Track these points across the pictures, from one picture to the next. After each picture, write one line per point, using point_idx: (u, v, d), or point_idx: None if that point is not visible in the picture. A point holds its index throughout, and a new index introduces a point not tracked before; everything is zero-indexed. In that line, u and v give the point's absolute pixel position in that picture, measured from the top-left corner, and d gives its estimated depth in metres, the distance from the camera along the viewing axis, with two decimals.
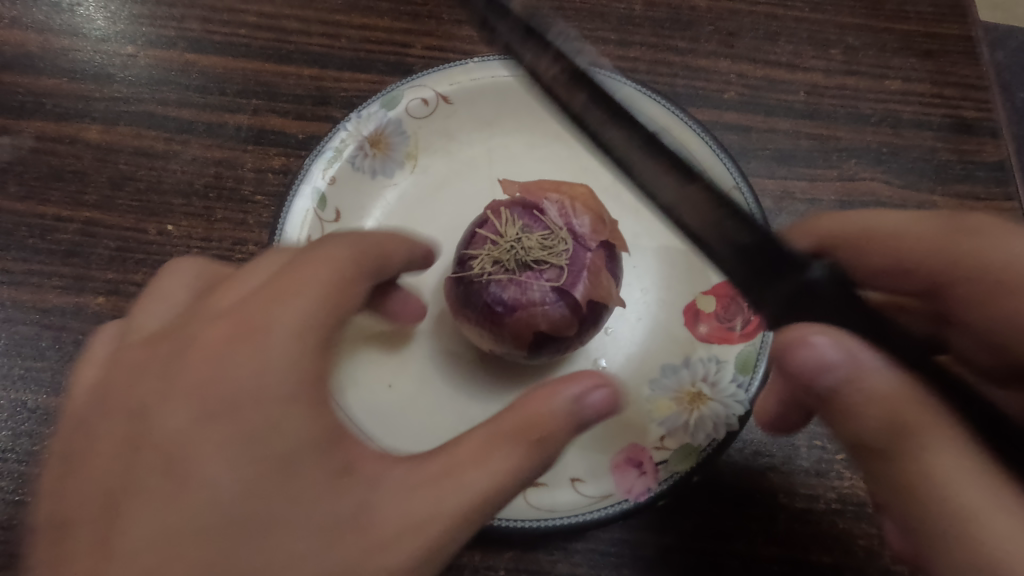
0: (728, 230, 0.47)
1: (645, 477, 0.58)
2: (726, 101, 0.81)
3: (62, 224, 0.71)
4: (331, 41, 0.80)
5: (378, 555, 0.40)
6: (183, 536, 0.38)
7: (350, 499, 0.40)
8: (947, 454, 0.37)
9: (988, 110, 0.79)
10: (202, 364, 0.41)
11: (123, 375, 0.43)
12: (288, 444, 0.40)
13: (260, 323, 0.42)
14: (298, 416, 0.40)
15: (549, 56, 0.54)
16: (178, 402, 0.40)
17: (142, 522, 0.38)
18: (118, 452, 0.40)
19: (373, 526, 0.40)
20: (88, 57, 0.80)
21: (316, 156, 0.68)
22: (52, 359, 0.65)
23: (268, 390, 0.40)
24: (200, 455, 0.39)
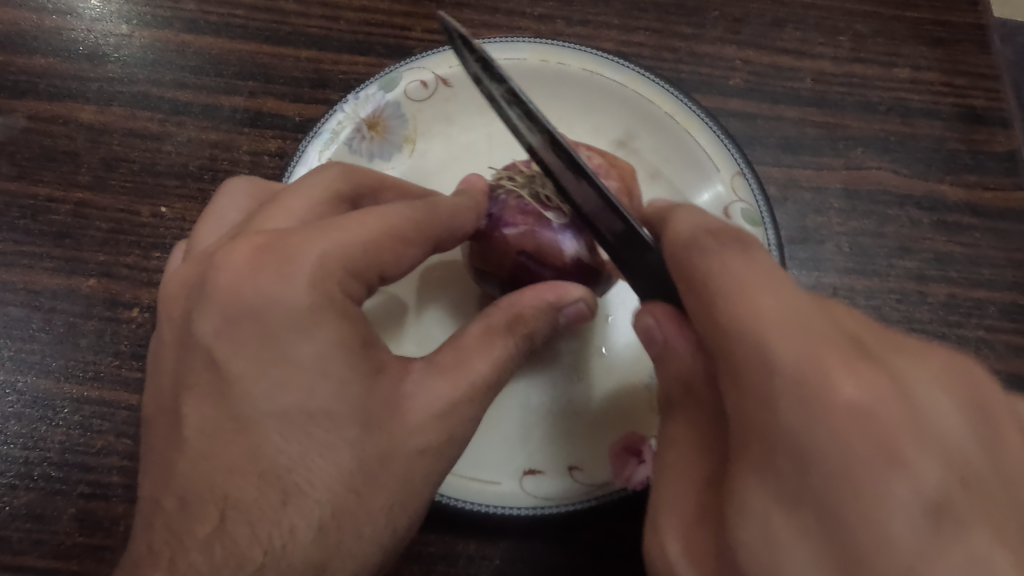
0: (607, 219, 0.52)
1: (645, 466, 0.56)
2: (731, 88, 0.79)
3: (54, 204, 0.70)
4: (329, 23, 0.79)
5: (411, 438, 0.43)
6: (232, 424, 0.40)
7: (383, 393, 0.42)
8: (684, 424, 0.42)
9: (998, 100, 0.77)
10: (233, 274, 0.43)
11: (177, 287, 0.46)
12: (312, 352, 0.41)
13: (289, 244, 0.43)
14: (324, 326, 0.41)
15: (489, 76, 0.58)
16: (211, 310, 0.42)
17: (197, 413, 0.41)
18: (178, 352, 0.44)
19: (401, 416, 0.43)
20: (82, 36, 0.78)
21: (313, 137, 0.67)
22: (43, 340, 0.64)
23: (297, 305, 0.41)
24: (234, 357, 0.41)
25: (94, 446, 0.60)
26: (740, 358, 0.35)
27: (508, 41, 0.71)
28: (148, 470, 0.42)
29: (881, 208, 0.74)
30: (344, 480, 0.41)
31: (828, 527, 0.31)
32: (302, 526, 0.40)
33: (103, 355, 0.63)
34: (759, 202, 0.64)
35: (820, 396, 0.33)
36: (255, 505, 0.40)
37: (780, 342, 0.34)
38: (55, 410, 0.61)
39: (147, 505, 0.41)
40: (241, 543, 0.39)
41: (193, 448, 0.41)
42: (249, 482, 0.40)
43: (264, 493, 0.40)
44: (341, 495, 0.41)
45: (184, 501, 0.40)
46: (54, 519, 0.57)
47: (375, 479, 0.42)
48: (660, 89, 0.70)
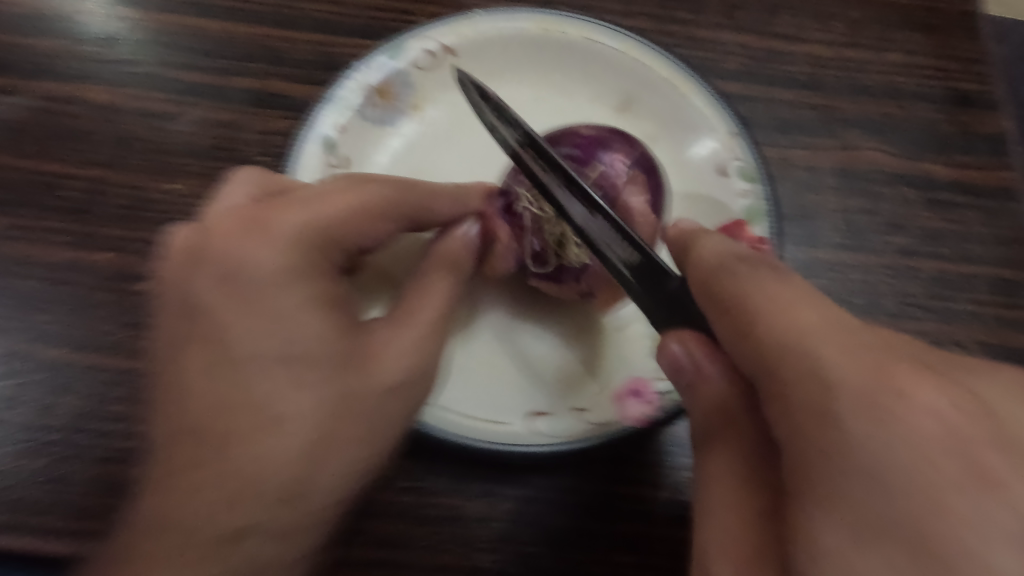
0: (620, 249, 0.53)
1: (648, 405, 0.59)
2: (729, 72, 0.81)
3: (68, 180, 0.71)
4: (337, 7, 0.80)
5: (387, 373, 0.50)
6: (227, 370, 0.47)
7: (355, 341, 0.50)
8: (725, 458, 0.44)
9: (988, 85, 0.80)
10: (225, 244, 0.49)
11: (170, 268, 0.51)
12: (287, 301, 0.48)
13: (270, 220, 0.50)
14: (295, 283, 0.49)
15: (506, 125, 0.63)
16: (206, 274, 0.49)
17: (194, 361, 0.48)
18: (172, 319, 0.49)
19: (368, 355, 0.50)
20: (95, 20, 0.80)
21: (325, 103, 0.70)
22: (57, 310, 0.66)
23: (273, 265, 0.49)
24: (228, 314, 0.48)
25: (108, 412, 0.61)
26: (802, 391, 0.38)
27: (509, 11, 0.74)
28: (155, 419, 0.48)
29: (874, 187, 0.76)
30: (329, 413, 0.48)
31: (916, 562, 0.34)
32: (286, 445, 0.47)
33: (117, 325, 0.65)
34: (755, 158, 0.68)
35: (887, 419, 0.36)
36: (247, 430, 0.47)
37: (836, 370, 0.38)
38: (70, 378, 0.63)
39: (153, 447, 0.47)
40: (240, 466, 0.46)
41: (194, 394, 0.47)
42: (246, 415, 0.47)
43: (257, 421, 0.47)
44: (329, 424, 0.48)
45: (188, 435, 0.47)
46: (67, 482, 0.59)
47: (347, 406, 0.49)
48: (658, 56, 0.72)
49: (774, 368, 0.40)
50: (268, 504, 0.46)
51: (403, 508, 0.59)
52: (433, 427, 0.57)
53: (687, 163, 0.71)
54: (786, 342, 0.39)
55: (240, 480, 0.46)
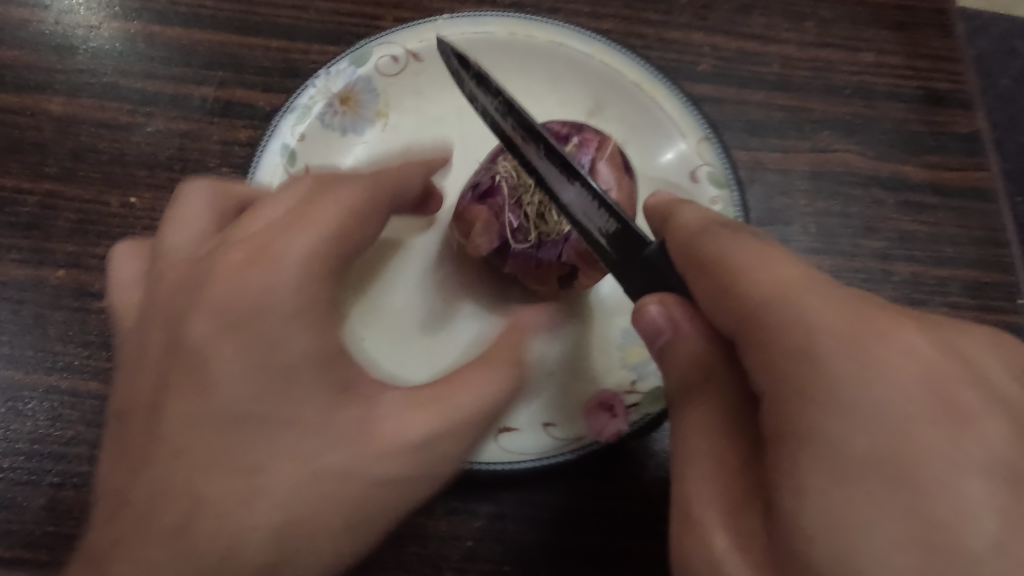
0: (598, 218, 0.50)
1: (617, 419, 0.57)
2: (700, 73, 0.80)
3: (23, 195, 0.70)
4: (299, 12, 0.78)
5: (378, 462, 0.43)
6: (210, 425, 0.41)
7: (352, 413, 0.44)
8: (703, 411, 0.43)
9: (960, 83, 0.79)
10: (224, 278, 0.43)
11: (165, 288, 0.46)
12: (296, 357, 0.42)
13: (272, 252, 0.43)
14: (304, 334, 0.42)
15: (483, 89, 0.59)
16: (200, 312, 0.43)
17: (175, 408, 0.41)
18: (157, 353, 0.44)
19: (371, 433, 0.44)
20: (49, 28, 0.78)
21: (286, 111, 0.68)
22: (10, 331, 0.64)
23: (279, 309, 0.42)
24: (219, 360, 0.42)
25: (63, 436, 0.60)
26: (784, 341, 0.38)
27: (475, 16, 0.72)
28: (119, 463, 0.42)
29: (846, 188, 0.75)
30: (312, 487, 0.42)
31: (892, 489, 0.35)
32: (262, 525, 0.41)
33: (72, 345, 0.63)
34: (724, 164, 0.66)
35: (870, 358, 0.36)
36: (222, 501, 0.40)
37: (812, 315, 0.38)
38: (23, 401, 0.61)
39: (111, 498, 0.41)
40: (206, 539, 0.40)
41: (169, 445, 0.41)
42: (221, 477, 0.40)
43: (231, 486, 0.41)
44: (307, 497, 0.42)
45: (152, 497, 0.40)
46: (23, 508, 0.58)
47: (337, 490, 0.42)
48: (628, 60, 0.71)
49: (759, 321, 0.39)
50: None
51: None
52: None
53: (656, 169, 0.70)
54: (769, 294, 0.39)
55: (205, 549, 0.40)
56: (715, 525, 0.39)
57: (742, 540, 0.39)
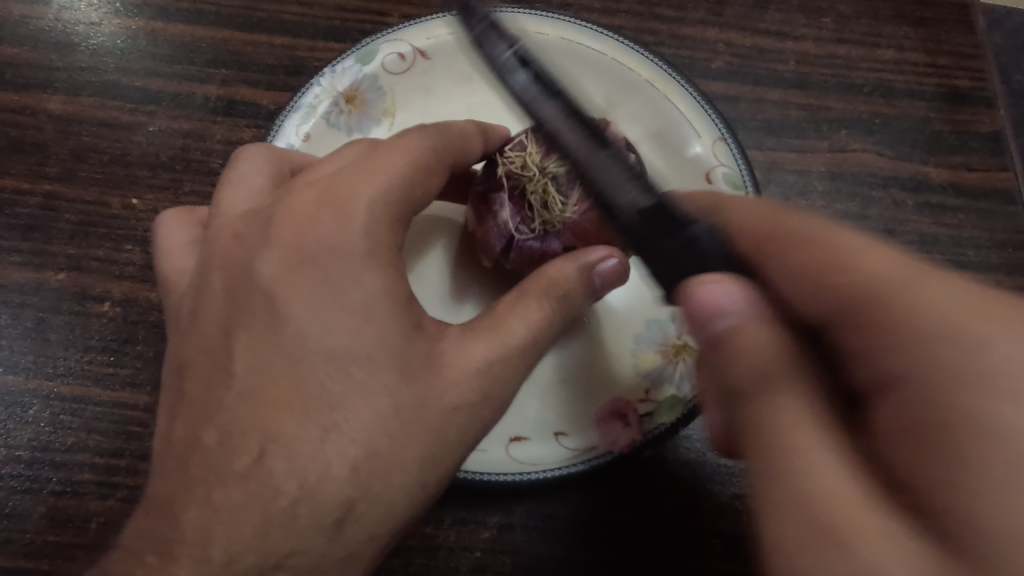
0: (628, 187, 0.48)
1: (630, 429, 0.56)
2: (714, 71, 0.78)
3: (23, 196, 0.68)
4: (304, 8, 0.77)
5: (446, 393, 0.41)
6: (281, 362, 0.40)
7: (421, 349, 0.42)
8: (789, 401, 0.36)
9: (983, 80, 0.77)
10: (295, 216, 0.43)
11: (228, 241, 0.45)
12: (365, 292, 0.41)
13: (344, 190, 0.43)
14: (374, 269, 0.42)
15: (507, 45, 0.60)
16: (272, 250, 0.42)
17: (246, 348, 0.41)
18: (225, 300, 0.43)
19: (443, 371, 0.42)
20: (49, 25, 0.76)
21: (290, 111, 0.66)
22: (11, 336, 0.63)
23: (353, 244, 0.42)
24: (292, 296, 0.41)
25: (64, 443, 0.59)
26: (885, 308, 0.37)
27: (486, 11, 0.71)
28: (180, 411, 0.41)
29: (864, 190, 0.73)
30: (380, 426, 0.40)
31: None
32: (337, 465, 0.39)
33: (73, 350, 0.62)
34: (741, 165, 0.64)
35: (1008, 336, 0.34)
36: (294, 440, 0.39)
37: (931, 291, 0.36)
38: (25, 408, 0.60)
39: (178, 445, 0.40)
40: (277, 480, 0.38)
41: (239, 384, 0.40)
42: (290, 417, 0.39)
43: (305, 427, 0.39)
44: (378, 441, 0.40)
45: (223, 438, 0.39)
46: (23, 517, 0.57)
47: (413, 429, 0.40)
48: (640, 58, 0.69)
49: (883, 302, 0.37)
50: (304, 535, 0.39)
51: None
52: None
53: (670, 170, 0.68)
54: (889, 277, 0.38)
55: (280, 491, 0.38)
56: (845, 516, 0.33)
57: (883, 534, 0.32)
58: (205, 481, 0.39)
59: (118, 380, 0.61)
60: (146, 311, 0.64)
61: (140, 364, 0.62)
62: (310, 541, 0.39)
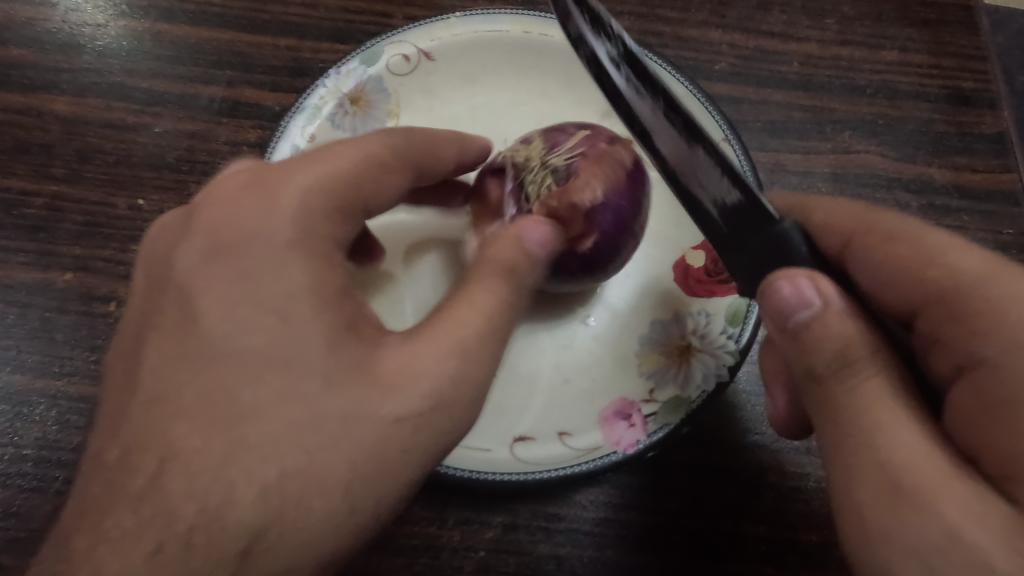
0: (720, 187, 0.46)
1: (634, 429, 0.56)
2: (717, 72, 0.78)
3: (29, 197, 0.69)
4: (308, 10, 0.77)
5: (382, 403, 0.40)
6: (191, 366, 0.39)
7: (350, 352, 0.40)
8: (872, 382, 0.37)
9: (987, 81, 0.77)
10: (218, 211, 0.43)
11: (155, 238, 0.45)
12: (286, 288, 0.40)
13: (276, 181, 0.43)
14: (297, 265, 0.41)
15: (598, 32, 0.54)
16: (194, 246, 0.42)
17: (156, 353, 0.40)
18: (146, 301, 0.43)
19: (374, 376, 0.40)
20: (55, 27, 0.77)
21: (295, 111, 0.66)
22: (18, 335, 0.63)
23: (277, 237, 0.41)
24: (207, 296, 0.40)
25: (71, 443, 0.59)
26: (967, 298, 0.39)
27: (489, 13, 0.71)
28: (97, 421, 0.41)
29: (868, 191, 0.73)
30: (297, 437, 0.38)
31: None
32: (249, 482, 0.37)
33: (79, 349, 0.62)
34: (744, 166, 0.64)
35: None
36: (196, 458, 0.37)
37: (1012, 287, 0.38)
38: (31, 407, 0.60)
39: (89, 459, 0.39)
40: (177, 501, 0.37)
41: (147, 390, 0.39)
42: (196, 426, 0.38)
43: (212, 438, 0.37)
44: (293, 455, 0.38)
45: (125, 453, 0.38)
46: (30, 516, 0.57)
47: (338, 443, 0.39)
48: (644, 59, 0.69)
49: (965, 294, 0.39)
50: (208, 561, 0.36)
51: (381, 539, 0.57)
52: None
53: None
54: (972, 272, 0.40)
55: (181, 509, 0.37)
56: (935, 486, 0.34)
57: (972, 501, 0.33)
58: (103, 502, 0.37)
59: None
60: None
61: None
62: (216, 570, 0.36)
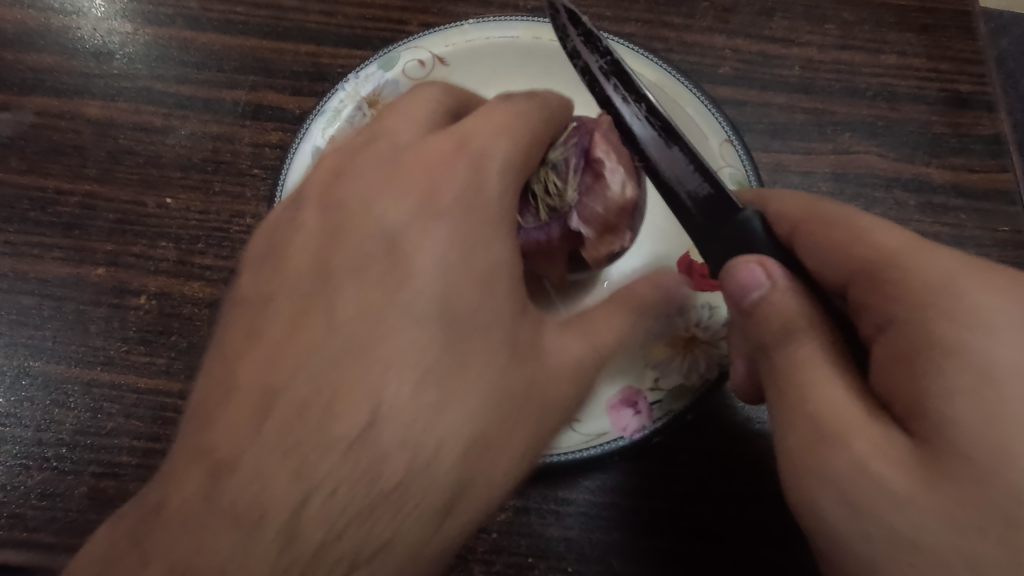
0: (693, 182, 0.52)
1: (640, 416, 0.59)
2: (721, 76, 0.81)
3: (63, 196, 0.72)
4: (327, 18, 0.80)
5: (552, 380, 0.46)
6: (402, 312, 0.43)
7: (532, 328, 0.46)
8: (809, 350, 0.42)
9: (984, 84, 0.79)
10: (427, 173, 0.47)
11: (340, 184, 0.49)
12: (492, 259, 0.45)
13: (478, 152, 0.48)
14: (500, 240, 0.46)
15: (590, 47, 0.58)
16: (400, 201, 0.47)
17: (357, 297, 0.44)
18: (333, 248, 0.47)
19: (544, 354, 0.46)
20: (88, 34, 0.80)
21: (316, 114, 0.70)
22: (54, 327, 0.66)
23: (482, 209, 0.46)
24: (419, 252, 0.45)
25: (105, 428, 0.62)
26: (882, 266, 0.42)
27: (501, 20, 0.74)
28: (267, 351, 0.43)
29: (868, 191, 0.75)
30: (493, 397, 0.43)
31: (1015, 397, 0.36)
32: (451, 426, 0.42)
33: (111, 340, 0.66)
34: (746, 167, 0.67)
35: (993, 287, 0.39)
36: (405, 403, 0.42)
37: (919, 259, 0.41)
38: (66, 394, 0.64)
39: (266, 386, 0.42)
40: (385, 435, 0.41)
41: (349, 331, 0.43)
42: (404, 369, 0.42)
43: (421, 383, 0.42)
44: (489, 412, 0.43)
45: (334, 384, 0.42)
46: (66, 497, 0.60)
47: (519, 409, 0.44)
48: (649, 62, 0.72)
49: (889, 267, 0.42)
50: (404, 494, 0.41)
51: None
52: None
53: None
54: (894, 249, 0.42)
55: (387, 442, 0.41)
56: (850, 427, 0.39)
57: (882, 442, 0.38)
58: (297, 431, 0.41)
59: (155, 368, 0.65)
60: (180, 303, 0.67)
61: (174, 354, 0.65)
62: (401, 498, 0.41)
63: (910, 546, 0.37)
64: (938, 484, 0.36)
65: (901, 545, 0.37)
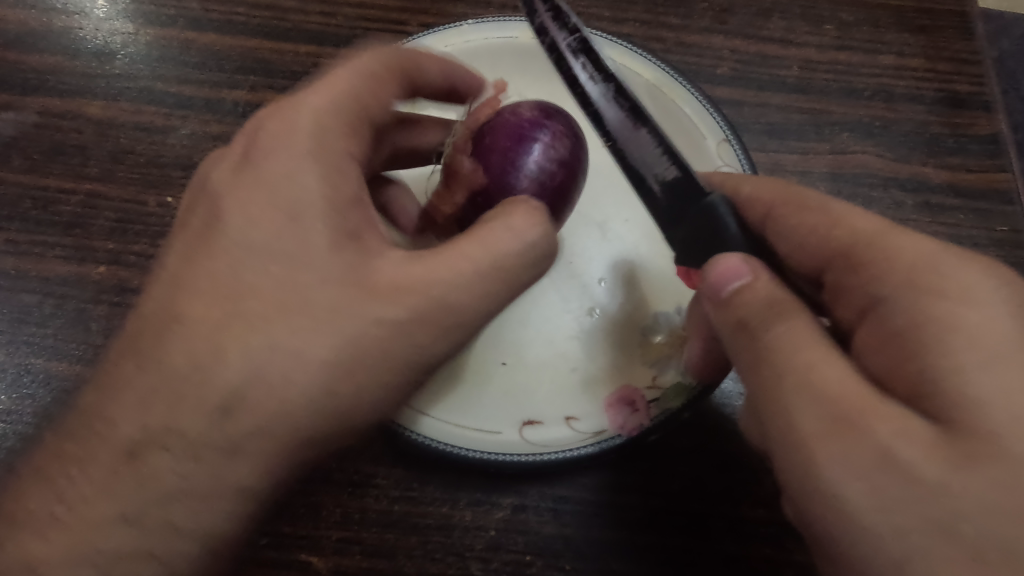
0: (660, 166, 0.52)
1: (638, 414, 0.59)
2: (719, 76, 0.81)
3: (65, 195, 0.73)
4: (327, 19, 0.81)
5: (378, 308, 0.42)
6: (210, 258, 0.43)
7: (353, 258, 0.43)
8: (800, 335, 0.41)
9: (981, 85, 0.79)
10: (252, 131, 0.47)
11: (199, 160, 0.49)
12: (304, 193, 0.43)
13: (294, 102, 0.46)
14: (314, 173, 0.44)
15: (559, 25, 0.55)
16: (227, 161, 0.46)
17: (180, 251, 0.44)
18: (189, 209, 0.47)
19: (372, 284, 0.43)
20: (90, 35, 0.81)
21: None
22: (55, 325, 0.67)
23: (300, 151, 0.44)
24: (233, 199, 0.44)
25: None
26: (858, 253, 0.45)
27: (500, 20, 0.74)
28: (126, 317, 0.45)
29: (865, 190, 0.75)
30: (304, 329, 0.42)
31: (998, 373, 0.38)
32: (255, 361, 0.41)
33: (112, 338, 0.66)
34: (744, 165, 0.67)
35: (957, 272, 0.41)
36: (204, 342, 0.41)
37: (896, 249, 0.44)
38: (68, 391, 0.64)
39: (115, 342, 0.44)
40: (183, 373, 0.41)
41: (171, 281, 0.44)
42: (211, 309, 0.42)
43: (226, 321, 0.42)
44: (297, 345, 0.41)
45: (146, 330, 0.43)
46: None
47: (336, 337, 0.42)
48: (646, 62, 0.72)
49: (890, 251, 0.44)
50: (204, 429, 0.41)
51: (395, 519, 0.60)
52: (423, 437, 0.58)
53: None
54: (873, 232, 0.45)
55: (188, 379, 0.41)
56: (868, 413, 0.38)
57: (901, 424, 0.38)
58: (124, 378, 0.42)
59: None
60: None
61: None
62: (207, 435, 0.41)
63: (966, 522, 0.36)
64: (965, 466, 0.36)
65: (946, 527, 0.36)
